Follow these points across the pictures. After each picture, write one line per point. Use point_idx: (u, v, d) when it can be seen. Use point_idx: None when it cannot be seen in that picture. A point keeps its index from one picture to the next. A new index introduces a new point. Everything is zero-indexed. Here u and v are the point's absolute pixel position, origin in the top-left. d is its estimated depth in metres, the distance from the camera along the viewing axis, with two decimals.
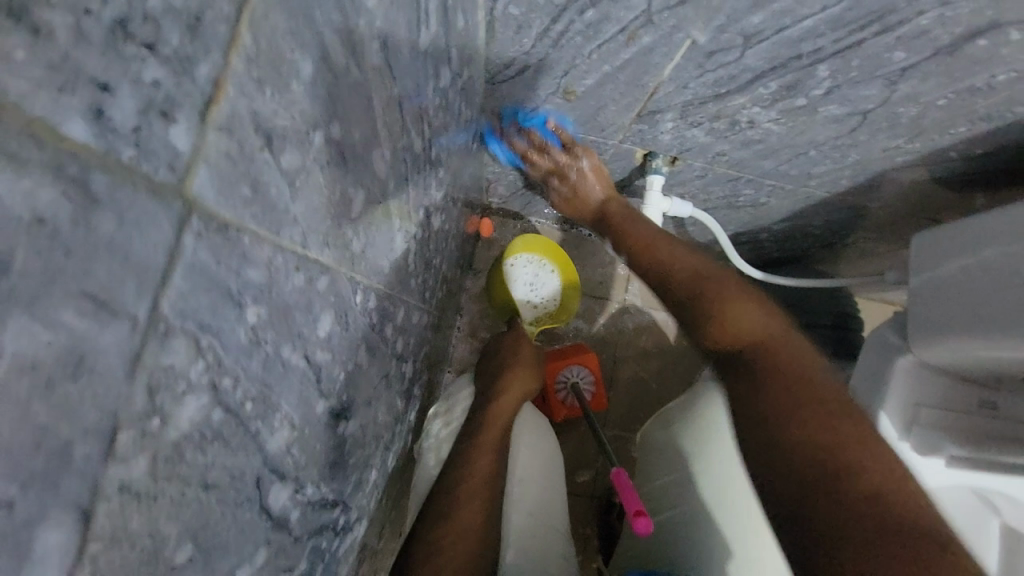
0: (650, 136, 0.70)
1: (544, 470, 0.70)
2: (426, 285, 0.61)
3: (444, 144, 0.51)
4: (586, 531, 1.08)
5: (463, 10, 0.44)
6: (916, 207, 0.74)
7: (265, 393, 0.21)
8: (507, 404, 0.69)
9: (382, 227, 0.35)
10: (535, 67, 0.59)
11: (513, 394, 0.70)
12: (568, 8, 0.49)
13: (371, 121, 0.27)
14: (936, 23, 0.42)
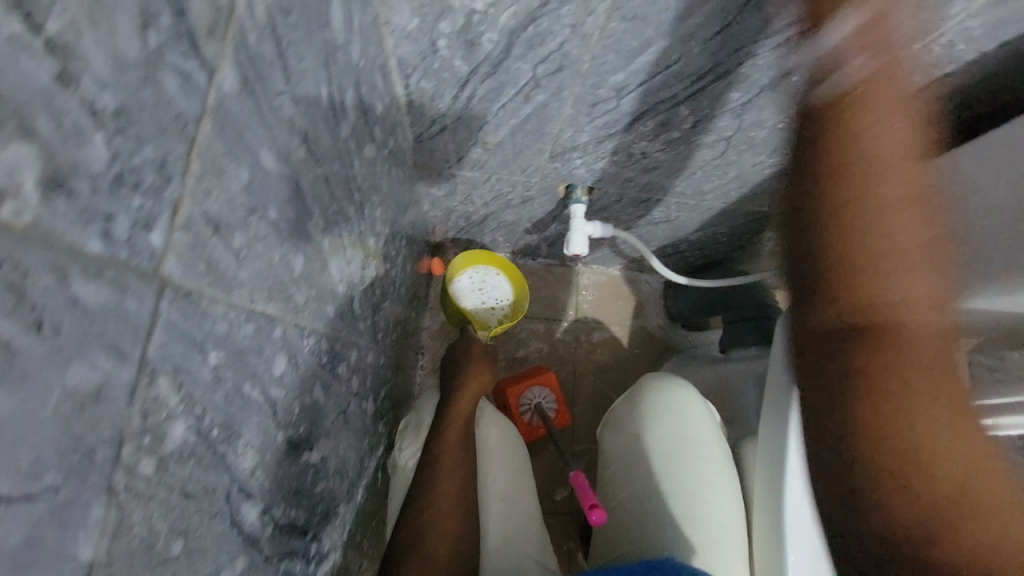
0: (565, 171, 0.81)
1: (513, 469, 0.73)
2: (376, 325, 0.66)
3: (378, 200, 0.58)
4: (568, 545, 1.11)
5: (380, 90, 0.52)
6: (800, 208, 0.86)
7: (229, 421, 0.26)
8: (464, 410, 0.75)
9: (323, 280, 0.41)
10: (452, 125, 0.68)
11: (469, 400, 0.76)
12: (469, 80, 0.58)
13: (300, 198, 0.33)
14: (752, 69, 0.53)
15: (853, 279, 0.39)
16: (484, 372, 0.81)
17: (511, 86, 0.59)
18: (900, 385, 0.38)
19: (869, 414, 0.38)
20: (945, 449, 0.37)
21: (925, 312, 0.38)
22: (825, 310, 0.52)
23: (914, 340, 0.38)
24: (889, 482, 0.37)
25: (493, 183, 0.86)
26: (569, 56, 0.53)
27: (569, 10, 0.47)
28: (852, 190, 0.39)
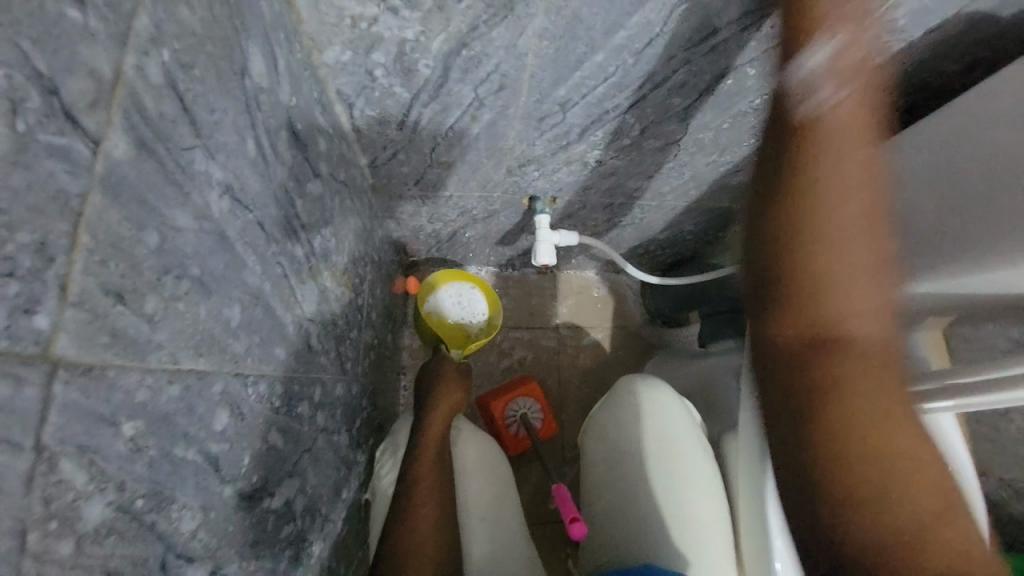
0: (525, 183, 0.81)
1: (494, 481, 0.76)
2: (344, 356, 0.66)
3: (331, 231, 0.58)
4: (564, 555, 1.11)
5: (320, 123, 0.52)
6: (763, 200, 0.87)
7: (157, 489, 0.26)
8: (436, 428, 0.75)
9: (269, 323, 0.40)
10: (404, 148, 0.68)
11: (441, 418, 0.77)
12: (413, 105, 0.58)
13: (229, 248, 0.33)
14: (688, 76, 0.54)
15: (807, 295, 0.47)
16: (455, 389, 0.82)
17: (457, 108, 0.59)
18: (832, 388, 0.47)
19: (835, 434, 0.46)
20: (900, 507, 0.44)
21: (861, 320, 0.47)
22: (852, 248, 0.45)
23: (848, 401, 0.46)
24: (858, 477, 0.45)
25: (456, 200, 0.86)
26: (509, 75, 0.53)
27: (499, 32, 0.47)
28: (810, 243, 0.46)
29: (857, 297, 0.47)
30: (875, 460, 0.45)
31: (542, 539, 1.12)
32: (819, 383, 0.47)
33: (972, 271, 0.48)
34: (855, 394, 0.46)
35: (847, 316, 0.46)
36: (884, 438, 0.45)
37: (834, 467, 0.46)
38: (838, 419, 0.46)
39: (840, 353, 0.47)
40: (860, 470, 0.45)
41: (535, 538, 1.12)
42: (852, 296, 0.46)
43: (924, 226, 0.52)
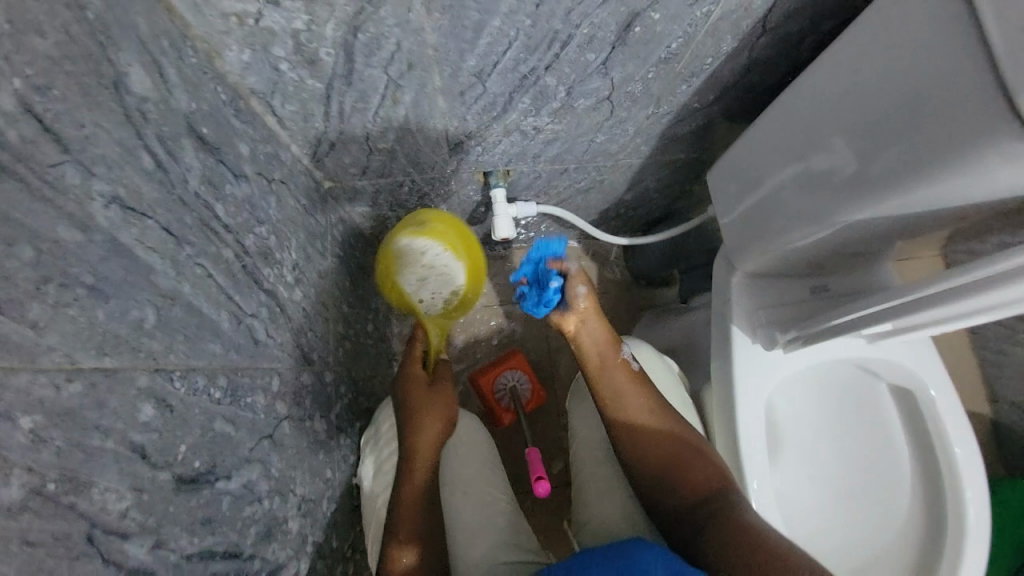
0: (474, 159, 0.82)
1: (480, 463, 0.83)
2: (308, 348, 0.69)
3: (270, 228, 0.60)
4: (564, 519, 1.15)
5: (238, 128, 0.54)
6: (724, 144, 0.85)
7: (71, 473, 0.31)
8: (429, 425, 0.79)
9: (194, 321, 0.43)
10: (339, 139, 0.69)
11: (433, 416, 0.81)
12: (330, 94, 0.59)
13: (126, 256, 0.36)
14: (594, 29, 0.53)
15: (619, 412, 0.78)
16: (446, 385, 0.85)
17: (375, 92, 0.60)
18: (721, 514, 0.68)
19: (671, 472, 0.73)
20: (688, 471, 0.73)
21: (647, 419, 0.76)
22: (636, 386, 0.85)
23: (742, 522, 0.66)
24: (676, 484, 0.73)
25: (410, 184, 0.87)
26: (413, 52, 0.54)
27: (387, 11, 0.47)
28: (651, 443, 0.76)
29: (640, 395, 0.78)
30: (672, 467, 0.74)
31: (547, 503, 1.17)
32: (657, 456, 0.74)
33: (945, 183, 0.44)
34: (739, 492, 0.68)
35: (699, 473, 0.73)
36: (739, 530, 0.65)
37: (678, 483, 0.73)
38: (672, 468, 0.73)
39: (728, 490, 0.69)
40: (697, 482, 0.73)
41: (541, 503, 1.17)
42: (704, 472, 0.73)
43: (879, 148, 0.48)
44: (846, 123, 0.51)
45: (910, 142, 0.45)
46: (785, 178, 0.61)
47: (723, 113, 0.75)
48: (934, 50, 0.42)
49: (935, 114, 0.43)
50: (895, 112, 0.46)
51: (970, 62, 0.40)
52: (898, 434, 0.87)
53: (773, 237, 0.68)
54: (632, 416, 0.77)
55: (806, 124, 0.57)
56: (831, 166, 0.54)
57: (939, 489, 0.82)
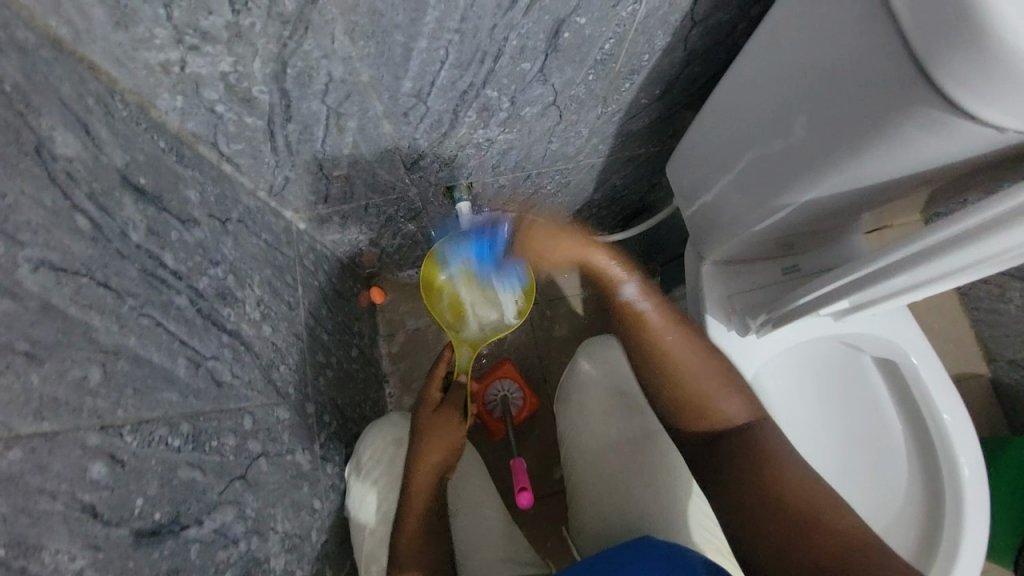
0: (433, 176, 0.82)
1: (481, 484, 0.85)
2: (283, 382, 0.69)
3: (228, 267, 0.60)
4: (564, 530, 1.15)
5: (182, 172, 0.54)
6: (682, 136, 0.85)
7: (18, 540, 0.32)
8: (434, 452, 0.76)
9: (144, 371, 0.43)
10: (293, 171, 0.69)
11: (440, 444, 0.78)
12: (274, 129, 0.59)
13: (60, 318, 0.37)
14: (523, 40, 0.54)
15: (665, 376, 0.65)
16: (456, 409, 0.80)
17: (318, 123, 0.60)
18: (745, 473, 0.57)
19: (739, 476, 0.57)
20: (763, 480, 0.56)
21: (711, 391, 0.63)
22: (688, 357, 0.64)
23: (777, 481, 0.55)
24: (761, 498, 0.55)
25: (375, 206, 0.88)
26: (347, 80, 0.54)
27: (311, 43, 0.48)
28: (701, 404, 0.62)
29: (683, 350, 0.65)
30: (757, 474, 0.56)
31: (549, 511, 1.16)
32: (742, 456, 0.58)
33: (887, 154, 0.44)
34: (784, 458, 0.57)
35: (725, 409, 0.62)
36: (767, 493, 0.55)
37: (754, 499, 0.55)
38: (733, 471, 0.58)
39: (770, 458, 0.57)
40: (794, 500, 0.53)
41: (543, 511, 1.16)
42: (729, 410, 0.62)
43: (823, 129, 0.47)
44: (782, 102, 0.50)
45: (844, 116, 0.45)
46: (735, 162, 0.60)
47: (675, 105, 0.74)
48: (846, 25, 0.42)
49: (860, 88, 0.42)
50: (830, 91, 0.45)
51: (878, 32, 0.39)
52: (886, 406, 0.86)
53: (735, 221, 0.67)
54: (677, 368, 0.64)
55: (744, 107, 0.56)
56: (777, 145, 0.53)
57: (936, 460, 0.80)
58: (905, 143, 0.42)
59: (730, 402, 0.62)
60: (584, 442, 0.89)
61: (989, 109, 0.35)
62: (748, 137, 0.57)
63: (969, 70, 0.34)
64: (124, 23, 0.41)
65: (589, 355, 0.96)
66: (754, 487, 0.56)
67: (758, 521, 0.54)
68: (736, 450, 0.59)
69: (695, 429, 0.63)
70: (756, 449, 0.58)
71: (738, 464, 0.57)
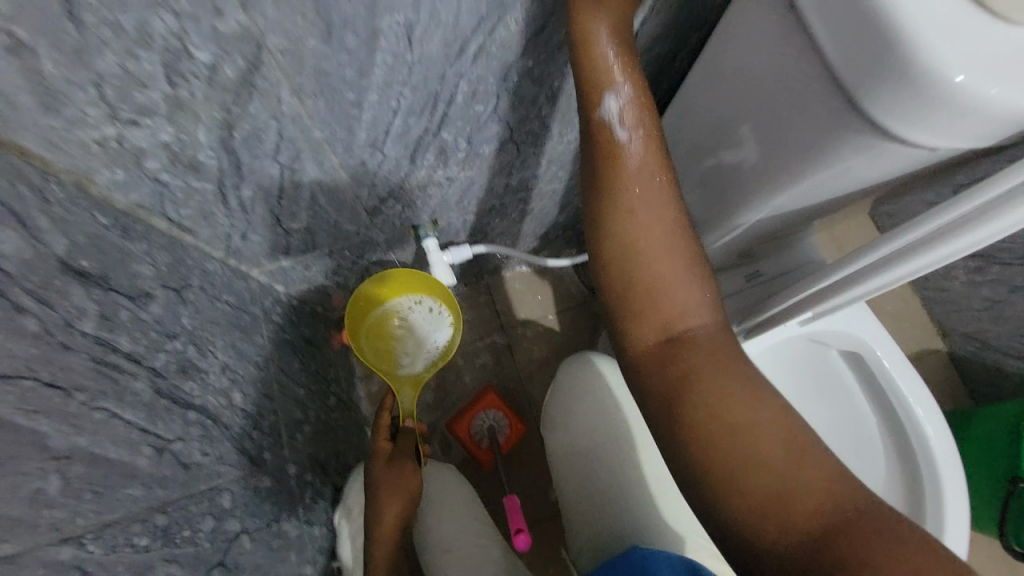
0: (396, 217, 0.81)
1: (464, 510, 0.82)
2: (258, 447, 0.66)
3: (188, 337, 0.57)
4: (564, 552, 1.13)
5: (131, 246, 0.52)
6: None
7: None
8: (391, 505, 0.74)
9: (100, 471, 0.41)
10: (250, 228, 0.68)
11: (396, 491, 0.75)
12: (226, 192, 0.57)
13: (6, 429, 0.34)
14: (474, 84, 0.55)
15: (643, 295, 0.49)
16: (407, 457, 0.78)
17: (273, 181, 0.59)
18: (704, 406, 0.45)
19: (703, 418, 0.44)
20: (744, 434, 0.43)
21: (695, 314, 0.48)
22: (680, 273, 0.48)
23: (746, 419, 0.43)
24: (731, 470, 0.42)
25: (339, 252, 0.86)
26: (299, 137, 0.53)
27: (257, 106, 0.46)
28: (667, 313, 0.48)
29: (688, 291, 0.48)
30: (723, 436, 0.43)
31: (547, 538, 1.15)
32: (687, 372, 0.46)
33: (829, 173, 0.46)
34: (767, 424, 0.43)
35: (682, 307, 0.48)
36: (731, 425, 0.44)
37: (716, 469, 0.43)
38: (690, 415, 0.45)
39: (749, 426, 0.43)
40: (771, 468, 0.42)
41: (543, 537, 1.15)
42: (681, 299, 0.48)
43: (769, 149, 0.49)
44: (734, 128, 0.52)
45: (791, 143, 0.47)
46: (697, 183, 0.62)
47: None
48: (781, 63, 0.44)
49: (801, 119, 0.44)
50: (771, 115, 0.47)
51: (813, 71, 0.41)
52: (857, 396, 0.89)
53: (699, 239, 0.68)
54: (650, 273, 0.48)
55: (698, 132, 0.57)
56: (736, 167, 0.55)
57: (908, 444, 0.83)
58: (851, 164, 0.44)
59: (692, 292, 0.48)
60: (574, 459, 0.87)
61: (924, 133, 0.38)
62: (702, 156, 0.59)
63: (904, 102, 0.36)
64: (53, 107, 0.39)
65: (574, 369, 0.93)
66: (734, 455, 0.43)
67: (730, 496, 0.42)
68: (692, 379, 0.46)
69: (650, 343, 0.49)
70: (732, 394, 0.45)
71: (719, 414, 0.44)
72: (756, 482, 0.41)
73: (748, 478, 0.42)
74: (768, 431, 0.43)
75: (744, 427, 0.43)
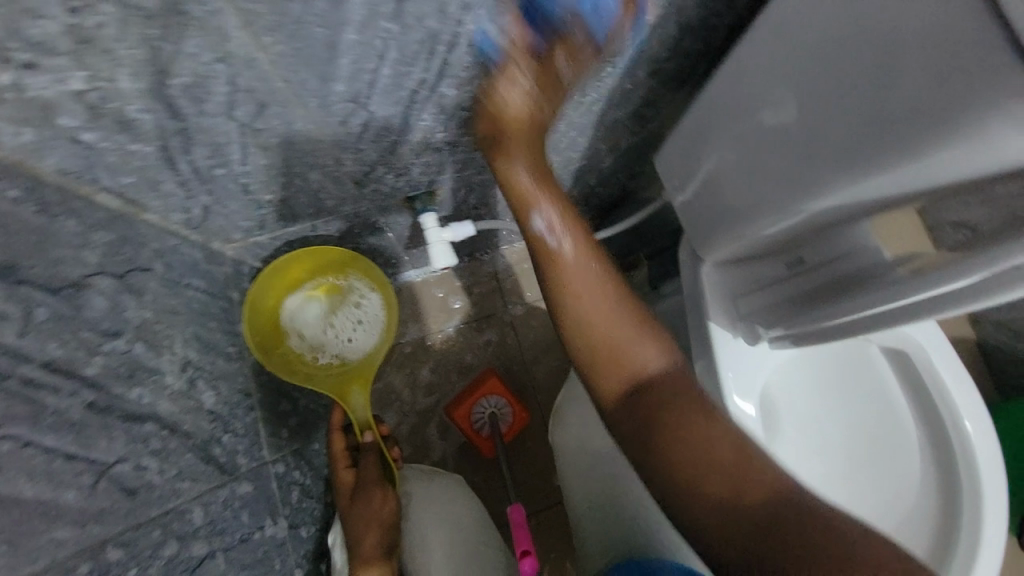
0: (387, 188, 0.70)
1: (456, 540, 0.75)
2: (231, 452, 0.58)
3: (137, 332, 0.48)
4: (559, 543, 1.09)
5: (55, 226, 0.42)
6: (668, 121, 0.75)
7: None
8: (368, 533, 0.68)
9: (12, 516, 0.34)
10: (213, 199, 0.57)
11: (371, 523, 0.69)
12: (172, 156, 0.46)
13: None
14: (483, 23, 0.43)
15: (601, 349, 0.54)
16: (374, 479, 0.71)
17: (233, 145, 0.48)
18: (677, 434, 0.49)
19: (671, 454, 0.49)
20: (702, 445, 0.48)
21: (652, 359, 0.53)
22: (614, 315, 0.54)
23: (705, 446, 0.48)
24: (711, 497, 0.47)
25: (325, 226, 0.76)
26: (257, 89, 0.41)
27: (195, 45, 0.35)
28: (610, 346, 0.54)
29: (643, 344, 0.54)
30: (694, 475, 0.48)
31: (543, 527, 1.10)
32: (662, 415, 0.51)
33: (935, 163, 0.37)
34: (722, 435, 0.49)
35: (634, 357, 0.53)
36: (693, 446, 0.49)
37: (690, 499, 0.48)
38: (660, 453, 0.49)
39: (700, 435, 0.49)
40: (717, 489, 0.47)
41: (541, 527, 1.10)
42: (638, 355, 0.53)
43: (865, 124, 0.40)
44: (812, 97, 0.44)
45: (891, 114, 0.38)
46: (746, 164, 0.53)
47: (664, 85, 0.65)
48: (916, 12, 0.35)
49: (921, 79, 0.36)
50: (880, 79, 0.38)
51: (964, 21, 0.33)
52: (894, 397, 0.81)
53: (739, 229, 0.59)
54: (587, 312, 0.54)
55: (763, 101, 0.49)
56: (801, 145, 0.46)
57: (946, 442, 0.76)
58: (954, 152, 0.36)
59: (646, 346, 0.54)
60: (577, 482, 0.81)
61: None
62: (765, 135, 0.50)
63: None
64: None
65: (577, 385, 0.85)
66: (707, 483, 0.47)
67: (703, 518, 0.47)
68: (661, 416, 0.51)
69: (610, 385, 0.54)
70: (696, 428, 0.49)
71: (673, 450, 0.49)
72: (717, 508, 0.46)
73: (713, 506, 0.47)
74: (729, 452, 0.48)
75: (700, 440, 0.49)
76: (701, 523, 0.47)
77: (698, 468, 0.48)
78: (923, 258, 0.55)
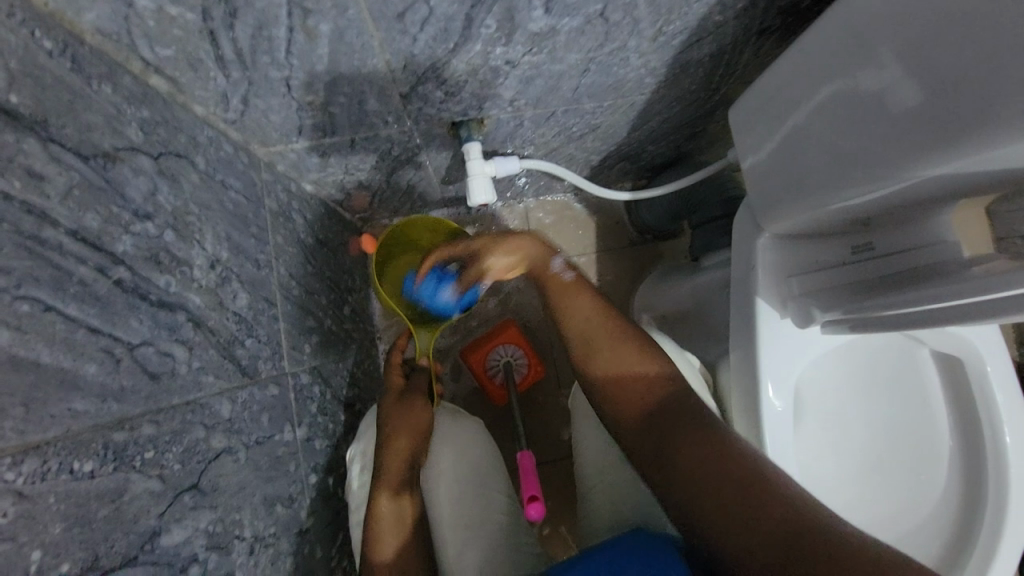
0: (434, 109, 0.65)
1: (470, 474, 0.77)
2: (254, 356, 0.58)
3: (169, 219, 0.46)
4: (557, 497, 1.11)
5: (88, 93, 0.40)
6: (750, 69, 0.67)
7: None
8: (402, 435, 0.73)
9: (27, 379, 0.33)
10: (253, 95, 0.53)
11: (406, 428, 0.74)
12: (214, 31, 0.42)
13: None
14: None
15: (612, 379, 0.67)
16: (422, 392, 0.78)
17: (278, 29, 0.44)
18: (678, 444, 0.58)
19: (677, 456, 0.58)
20: (693, 442, 0.57)
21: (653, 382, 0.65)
22: (613, 357, 0.67)
23: (708, 451, 0.56)
24: (711, 487, 0.54)
25: (364, 144, 0.71)
26: None
27: None
28: (624, 383, 0.66)
29: (643, 367, 0.66)
30: (689, 466, 0.56)
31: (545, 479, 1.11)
32: (665, 424, 0.61)
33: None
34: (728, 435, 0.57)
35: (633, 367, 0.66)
36: (698, 454, 0.56)
37: (689, 487, 0.55)
38: (670, 459, 0.58)
39: (707, 434, 0.57)
40: (717, 483, 0.53)
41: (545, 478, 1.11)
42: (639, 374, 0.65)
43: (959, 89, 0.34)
44: (919, 61, 0.37)
45: (990, 90, 0.33)
46: (821, 138, 0.47)
47: (757, 24, 0.57)
48: None
49: None
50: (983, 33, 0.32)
51: None
52: (936, 403, 0.76)
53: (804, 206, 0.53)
54: (597, 360, 0.68)
55: (866, 60, 0.41)
56: (893, 120, 0.40)
57: (980, 461, 0.71)
58: None
59: (645, 366, 0.66)
60: (592, 441, 0.81)
61: None
62: (852, 103, 0.43)
63: None
64: None
65: None
66: (706, 478, 0.54)
67: (699, 504, 0.54)
68: (674, 423, 0.60)
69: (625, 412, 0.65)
70: (702, 436, 0.57)
71: (680, 451, 0.57)
72: (703, 490, 0.54)
73: (702, 495, 0.54)
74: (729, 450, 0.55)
75: (699, 438, 0.57)
76: (699, 514, 0.53)
77: (692, 462, 0.56)
78: (1001, 261, 0.48)
